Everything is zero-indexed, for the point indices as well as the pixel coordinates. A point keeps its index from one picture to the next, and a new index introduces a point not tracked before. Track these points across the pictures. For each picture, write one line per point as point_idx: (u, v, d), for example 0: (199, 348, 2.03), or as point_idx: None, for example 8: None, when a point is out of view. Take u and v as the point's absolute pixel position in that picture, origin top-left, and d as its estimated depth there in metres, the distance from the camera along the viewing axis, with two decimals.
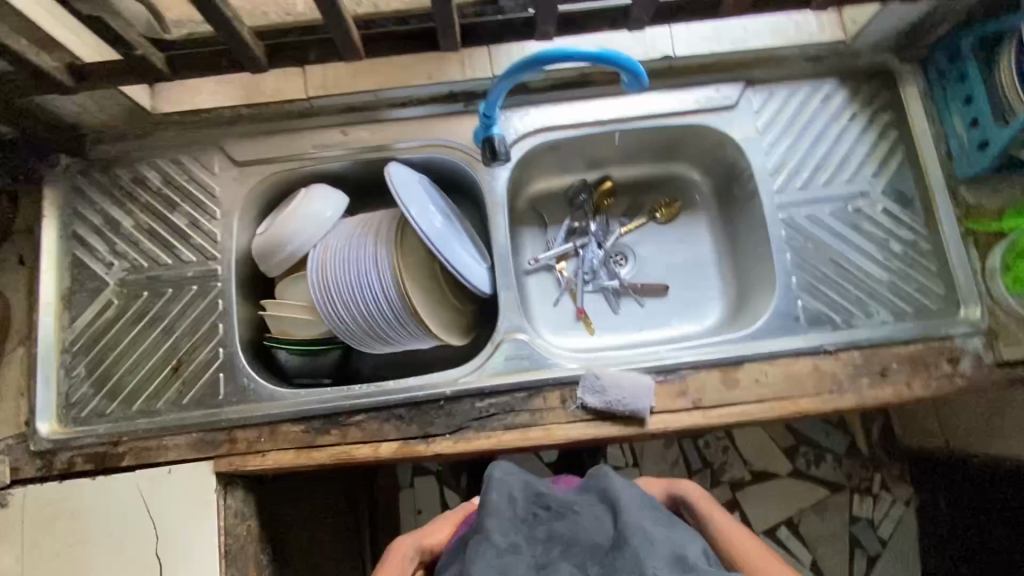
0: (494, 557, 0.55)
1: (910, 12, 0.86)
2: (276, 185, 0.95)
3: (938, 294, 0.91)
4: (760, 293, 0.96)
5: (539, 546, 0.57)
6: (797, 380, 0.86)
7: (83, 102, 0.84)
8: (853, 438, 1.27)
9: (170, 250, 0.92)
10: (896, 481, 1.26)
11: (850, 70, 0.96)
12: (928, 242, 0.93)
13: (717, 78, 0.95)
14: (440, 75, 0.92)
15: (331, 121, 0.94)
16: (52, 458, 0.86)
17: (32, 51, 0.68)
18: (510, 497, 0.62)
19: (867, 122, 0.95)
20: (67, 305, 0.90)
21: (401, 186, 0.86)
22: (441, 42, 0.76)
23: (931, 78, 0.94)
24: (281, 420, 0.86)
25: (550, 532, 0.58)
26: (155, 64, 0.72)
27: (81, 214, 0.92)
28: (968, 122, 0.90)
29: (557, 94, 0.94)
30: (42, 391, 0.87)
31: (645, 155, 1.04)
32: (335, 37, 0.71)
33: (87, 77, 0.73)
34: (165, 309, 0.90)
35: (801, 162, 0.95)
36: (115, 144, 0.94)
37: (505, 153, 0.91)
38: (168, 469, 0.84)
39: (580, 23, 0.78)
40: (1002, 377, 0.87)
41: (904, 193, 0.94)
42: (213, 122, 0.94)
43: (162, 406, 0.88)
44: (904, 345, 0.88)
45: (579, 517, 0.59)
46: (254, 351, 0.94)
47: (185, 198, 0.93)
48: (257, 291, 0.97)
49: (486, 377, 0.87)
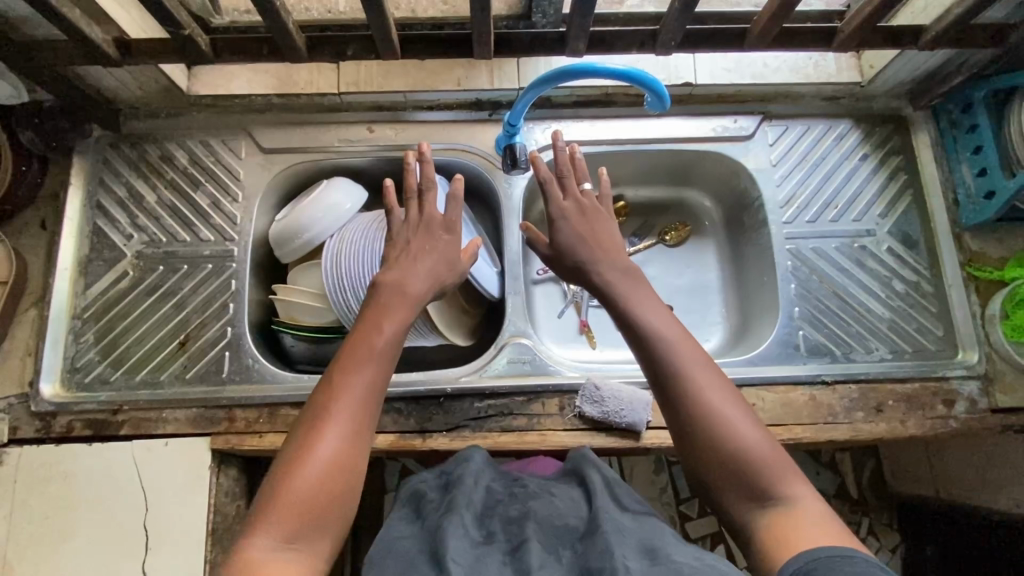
0: (466, 543, 0.56)
1: (927, 61, 0.90)
2: (299, 174, 0.98)
3: (937, 336, 0.92)
4: (762, 321, 0.97)
5: (515, 527, 0.59)
6: (793, 408, 0.87)
7: (123, 78, 0.87)
8: (843, 479, 1.27)
9: (189, 227, 0.94)
10: (884, 527, 1.25)
11: (864, 113, 1.00)
12: (930, 284, 0.94)
13: (736, 109, 0.98)
14: (469, 83, 0.95)
15: (359, 117, 0.97)
16: (51, 421, 0.86)
17: (85, 21, 0.71)
18: (482, 487, 0.66)
19: (877, 164, 0.98)
20: (83, 272, 0.92)
21: None
22: (475, 50, 0.79)
23: (943, 127, 0.97)
24: (282, 403, 0.87)
25: (524, 512, 0.61)
26: (200, 45, 0.74)
27: (107, 185, 0.94)
28: (976, 171, 0.92)
29: (579, 110, 0.97)
30: (49, 353, 0.88)
31: (659, 177, 1.06)
32: (375, 35, 0.74)
33: (133, 51, 0.76)
34: (178, 285, 0.92)
35: (811, 197, 0.97)
36: (148, 121, 0.96)
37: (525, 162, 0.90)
38: (165, 441, 0.84)
39: (609, 43, 0.81)
40: (996, 423, 0.88)
41: (910, 235, 0.96)
42: (245, 108, 0.97)
43: (165, 380, 0.89)
44: (900, 383, 0.89)
45: (556, 499, 0.64)
46: (261, 333, 0.95)
47: (209, 179, 0.95)
48: (269, 276, 0.99)
49: (487, 378, 0.88)
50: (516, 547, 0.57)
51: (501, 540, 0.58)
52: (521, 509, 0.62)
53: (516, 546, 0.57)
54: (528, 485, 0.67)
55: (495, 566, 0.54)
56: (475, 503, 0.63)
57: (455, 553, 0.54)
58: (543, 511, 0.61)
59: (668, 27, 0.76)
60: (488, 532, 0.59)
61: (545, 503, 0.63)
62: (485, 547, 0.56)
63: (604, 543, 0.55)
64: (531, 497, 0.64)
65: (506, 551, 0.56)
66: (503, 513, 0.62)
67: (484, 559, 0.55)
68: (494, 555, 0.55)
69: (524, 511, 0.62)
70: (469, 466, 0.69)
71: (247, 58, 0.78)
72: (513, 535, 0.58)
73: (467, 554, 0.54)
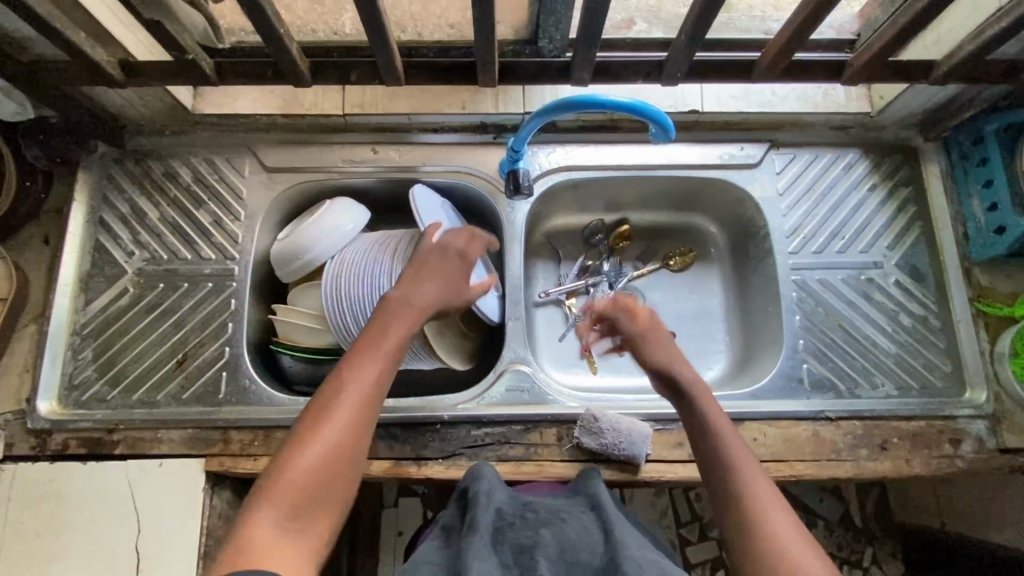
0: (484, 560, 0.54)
1: (937, 94, 0.88)
2: (302, 194, 0.98)
3: (945, 372, 0.91)
4: (766, 353, 0.96)
5: (526, 558, 0.57)
6: (796, 444, 0.86)
7: (128, 97, 0.87)
8: (846, 507, 1.25)
9: (191, 245, 0.94)
10: (888, 558, 1.23)
11: (873, 143, 0.98)
12: (939, 319, 0.93)
13: (743, 137, 0.97)
14: (474, 106, 0.95)
15: (363, 138, 0.97)
16: (47, 438, 0.86)
17: (89, 44, 0.71)
18: (494, 513, 0.63)
19: (886, 195, 0.97)
20: (84, 289, 0.92)
21: (423, 208, 0.88)
22: (480, 77, 0.78)
23: (953, 158, 0.96)
24: (277, 426, 0.86)
25: (534, 541, 0.58)
26: (204, 68, 0.74)
27: (110, 202, 0.94)
28: (986, 206, 0.91)
29: (584, 135, 0.96)
30: (47, 371, 0.88)
31: (664, 203, 1.05)
32: (379, 62, 0.74)
33: (138, 73, 0.76)
34: (177, 304, 0.92)
35: (817, 227, 0.96)
36: (153, 138, 0.96)
37: (528, 188, 0.90)
38: (160, 462, 0.84)
39: (614, 71, 0.80)
40: (1004, 464, 0.86)
41: (918, 268, 0.94)
42: (249, 127, 0.97)
43: (162, 399, 0.88)
44: (906, 421, 0.88)
45: (567, 529, 0.61)
46: (259, 353, 0.95)
47: (212, 197, 0.95)
48: (269, 294, 0.98)
49: (486, 405, 0.87)
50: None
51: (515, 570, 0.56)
52: (531, 538, 0.59)
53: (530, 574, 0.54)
54: (540, 511, 0.64)
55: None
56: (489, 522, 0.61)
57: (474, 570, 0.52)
58: (553, 543, 0.59)
59: (674, 58, 0.75)
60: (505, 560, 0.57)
61: (556, 533, 0.60)
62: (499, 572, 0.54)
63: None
64: (543, 524, 0.61)
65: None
66: (513, 540, 0.59)
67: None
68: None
69: (534, 540, 0.59)
70: (482, 490, 0.66)
71: (252, 81, 0.78)
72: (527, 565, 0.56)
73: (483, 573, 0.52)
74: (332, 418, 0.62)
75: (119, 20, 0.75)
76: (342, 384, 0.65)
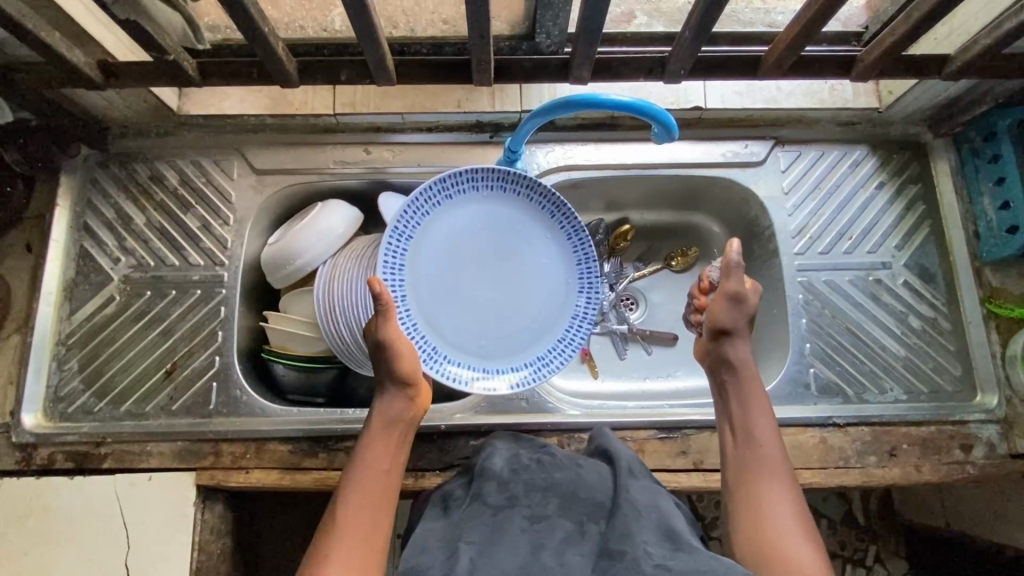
0: (489, 516, 0.60)
1: (950, 88, 0.85)
2: (293, 197, 0.95)
3: (955, 375, 0.89)
4: (771, 357, 0.93)
5: (538, 495, 0.63)
6: (803, 451, 0.84)
7: (110, 98, 0.83)
8: (851, 505, 1.21)
9: (178, 251, 0.91)
10: (892, 555, 1.20)
11: (881, 139, 0.95)
12: (948, 321, 0.90)
13: (747, 134, 0.94)
14: (470, 105, 0.92)
15: (354, 138, 0.94)
16: (32, 453, 0.83)
17: (64, 45, 0.67)
18: (511, 458, 0.68)
19: (894, 193, 0.94)
20: (69, 297, 0.89)
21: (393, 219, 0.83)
22: (476, 76, 0.75)
23: (963, 154, 0.93)
24: (269, 437, 0.84)
25: (550, 482, 0.64)
26: (186, 69, 0.71)
27: (95, 207, 0.91)
28: (998, 204, 0.89)
29: (583, 133, 0.93)
30: (31, 382, 0.85)
31: (667, 202, 1.02)
32: (370, 60, 0.71)
33: (120, 75, 0.72)
34: (165, 311, 0.89)
35: (823, 227, 0.93)
36: (138, 140, 0.93)
37: (560, 201, 0.81)
38: (149, 476, 0.82)
39: (615, 69, 0.77)
40: (1016, 470, 0.84)
41: (927, 268, 0.92)
42: (237, 127, 0.93)
43: (151, 410, 0.86)
44: (915, 426, 0.86)
45: (582, 472, 0.65)
46: (251, 362, 0.92)
47: (200, 201, 0.92)
48: (260, 301, 0.96)
49: (482, 414, 0.85)
50: (537, 515, 0.60)
51: (524, 504, 0.62)
52: (546, 479, 0.64)
53: (538, 514, 0.61)
54: (557, 453, 0.68)
55: (515, 533, 0.58)
56: (504, 467, 0.66)
57: (469, 535, 0.58)
58: (569, 484, 0.63)
59: (678, 55, 0.72)
60: (509, 496, 0.63)
61: (571, 476, 0.64)
62: (506, 512, 0.61)
63: (625, 528, 0.57)
64: (558, 467, 0.66)
65: (526, 516, 0.60)
66: (529, 479, 0.64)
67: (503, 523, 0.59)
68: (515, 524, 0.59)
69: (549, 482, 0.64)
70: (492, 450, 0.70)
71: (237, 82, 0.75)
72: (536, 502, 0.62)
73: (481, 533, 0.58)
74: (362, 489, 0.66)
75: (96, 19, 0.72)
76: (365, 463, 0.68)
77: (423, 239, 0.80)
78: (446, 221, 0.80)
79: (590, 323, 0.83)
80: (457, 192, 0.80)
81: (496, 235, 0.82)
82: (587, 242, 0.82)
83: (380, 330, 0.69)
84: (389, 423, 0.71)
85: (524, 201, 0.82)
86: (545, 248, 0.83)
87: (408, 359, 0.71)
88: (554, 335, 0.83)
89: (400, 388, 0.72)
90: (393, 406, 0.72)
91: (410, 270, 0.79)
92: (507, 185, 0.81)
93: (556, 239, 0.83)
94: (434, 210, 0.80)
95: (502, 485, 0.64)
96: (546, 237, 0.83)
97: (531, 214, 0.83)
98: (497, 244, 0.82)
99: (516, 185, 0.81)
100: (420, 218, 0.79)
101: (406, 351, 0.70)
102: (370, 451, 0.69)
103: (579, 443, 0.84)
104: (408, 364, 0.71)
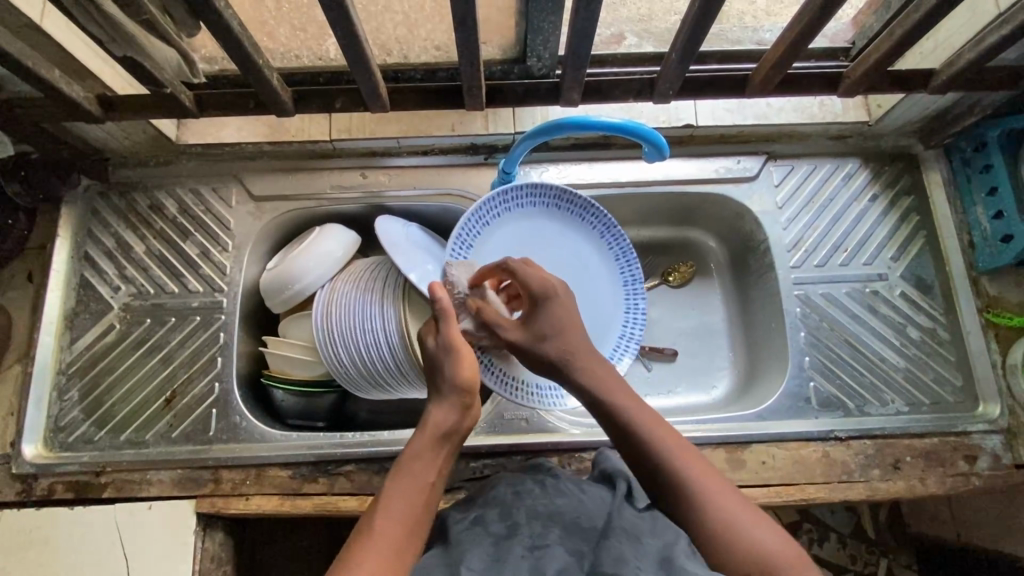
0: (490, 544, 0.59)
1: (937, 101, 0.86)
2: (291, 222, 0.95)
3: (956, 386, 0.88)
4: (770, 372, 0.93)
5: (539, 523, 0.61)
6: (805, 466, 0.84)
7: (110, 130, 0.85)
8: (860, 518, 1.16)
9: (177, 278, 0.91)
10: (903, 569, 1.14)
11: (872, 151, 0.96)
12: (947, 331, 0.90)
13: (738, 150, 0.95)
14: (464, 128, 0.93)
15: (350, 163, 0.95)
16: (32, 483, 0.84)
17: (63, 81, 0.68)
18: (514, 493, 0.67)
19: (888, 205, 0.94)
20: (69, 326, 0.89)
21: (388, 237, 0.83)
22: (467, 101, 0.77)
23: (955, 165, 0.94)
24: (268, 463, 0.84)
25: (552, 510, 0.63)
26: (183, 102, 0.73)
27: (95, 236, 0.92)
28: (991, 214, 0.89)
29: (577, 153, 0.94)
30: (33, 412, 0.86)
31: (662, 218, 1.02)
32: (363, 89, 0.72)
33: (118, 108, 0.74)
34: (165, 338, 0.89)
35: (819, 240, 0.93)
36: (137, 169, 0.94)
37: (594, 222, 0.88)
38: (148, 505, 0.82)
39: (604, 91, 0.79)
40: (1022, 480, 0.84)
41: (924, 279, 0.92)
42: (235, 155, 0.95)
43: (150, 438, 0.86)
44: (918, 438, 0.86)
45: (583, 500, 0.65)
46: (249, 387, 0.92)
47: (199, 228, 0.93)
48: (259, 327, 0.96)
49: (481, 436, 0.85)
50: (536, 543, 0.58)
51: (524, 532, 0.60)
52: (549, 506, 0.64)
53: (538, 543, 0.58)
54: (561, 480, 0.68)
55: (516, 560, 0.56)
56: (508, 497, 0.66)
57: (471, 561, 0.56)
58: (571, 511, 0.63)
59: (666, 76, 0.74)
60: (511, 523, 0.62)
61: (573, 502, 0.64)
62: (507, 541, 0.59)
63: (620, 553, 0.55)
64: (560, 494, 0.66)
65: (526, 544, 0.58)
66: (530, 507, 0.64)
67: (503, 553, 0.57)
68: (514, 548, 0.57)
69: (552, 510, 0.63)
70: (498, 483, 0.70)
71: (234, 112, 0.77)
72: (536, 531, 0.60)
73: (482, 560, 0.57)
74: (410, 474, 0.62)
75: (95, 55, 0.73)
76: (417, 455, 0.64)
77: (490, 252, 0.86)
78: (507, 233, 0.86)
79: (633, 344, 0.88)
80: (516, 205, 0.86)
81: (539, 249, 0.88)
82: (633, 264, 0.89)
83: (440, 332, 0.71)
84: (441, 433, 0.66)
85: (573, 223, 0.88)
86: (599, 277, 0.89)
87: (469, 365, 0.69)
88: (610, 342, 0.88)
89: (460, 398, 0.68)
90: (444, 413, 0.67)
91: (470, 276, 0.84)
92: (563, 204, 0.87)
93: (602, 266, 0.89)
94: (496, 219, 0.85)
95: (504, 514, 0.63)
96: (585, 246, 0.89)
97: (590, 238, 0.89)
98: (545, 258, 0.88)
99: (571, 208, 0.87)
100: (489, 220, 0.85)
101: (467, 357, 0.69)
102: (419, 454, 0.64)
103: (581, 463, 0.84)
104: (468, 368, 0.69)
